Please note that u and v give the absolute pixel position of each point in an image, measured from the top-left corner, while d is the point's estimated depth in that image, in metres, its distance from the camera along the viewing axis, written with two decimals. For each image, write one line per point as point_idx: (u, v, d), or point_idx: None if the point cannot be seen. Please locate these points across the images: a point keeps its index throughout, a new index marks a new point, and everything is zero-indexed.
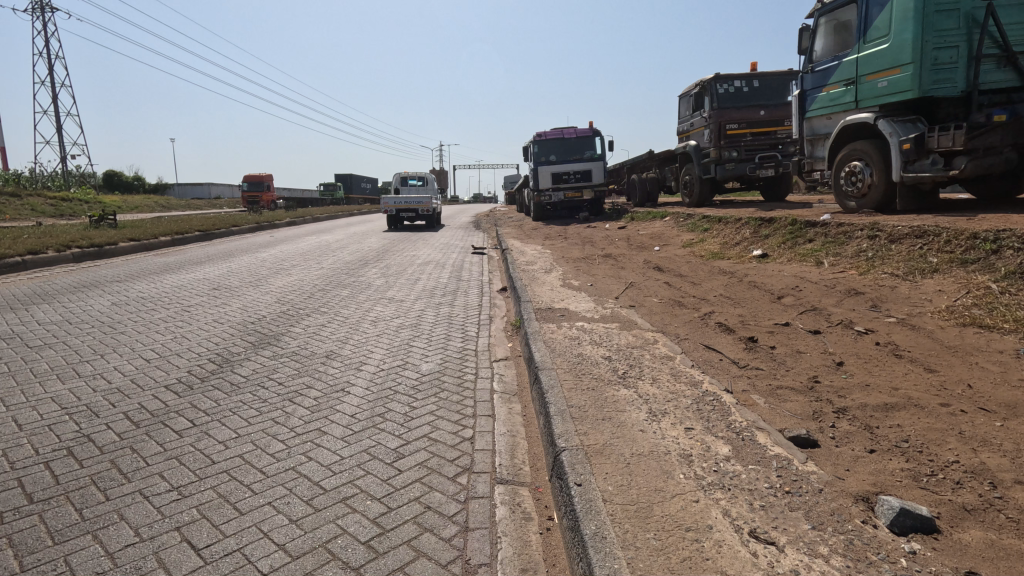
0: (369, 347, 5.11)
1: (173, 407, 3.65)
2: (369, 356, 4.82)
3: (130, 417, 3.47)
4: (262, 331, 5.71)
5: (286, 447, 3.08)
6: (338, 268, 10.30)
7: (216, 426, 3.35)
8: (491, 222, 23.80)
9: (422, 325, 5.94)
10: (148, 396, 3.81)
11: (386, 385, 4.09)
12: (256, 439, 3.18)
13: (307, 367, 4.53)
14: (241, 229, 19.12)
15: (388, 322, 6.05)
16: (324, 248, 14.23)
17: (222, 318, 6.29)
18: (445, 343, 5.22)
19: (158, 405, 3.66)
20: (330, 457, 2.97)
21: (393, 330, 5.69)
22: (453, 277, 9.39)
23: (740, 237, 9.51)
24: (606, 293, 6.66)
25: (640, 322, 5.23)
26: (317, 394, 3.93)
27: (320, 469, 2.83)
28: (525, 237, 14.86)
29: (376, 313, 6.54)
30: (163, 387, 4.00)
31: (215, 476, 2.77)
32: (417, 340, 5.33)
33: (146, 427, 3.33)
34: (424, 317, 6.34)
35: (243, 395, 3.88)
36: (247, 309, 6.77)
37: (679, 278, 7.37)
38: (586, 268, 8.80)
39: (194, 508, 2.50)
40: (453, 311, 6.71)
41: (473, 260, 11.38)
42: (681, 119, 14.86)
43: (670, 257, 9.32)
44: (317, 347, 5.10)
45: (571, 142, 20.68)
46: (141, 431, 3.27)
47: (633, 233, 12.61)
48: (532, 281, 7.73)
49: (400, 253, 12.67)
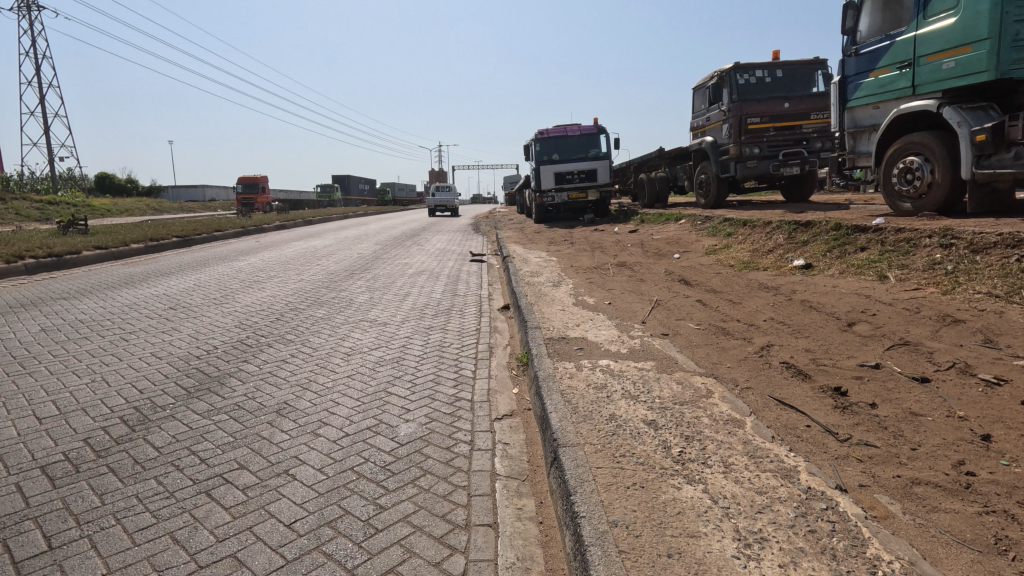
0: (336, 396, 3.97)
1: (59, 491, 2.69)
2: (334, 411, 3.67)
3: (23, 491, 2.69)
4: (205, 368, 4.58)
5: (212, 545, 2.29)
6: (319, 280, 9.19)
7: (128, 509, 2.55)
8: (490, 224, 22.68)
9: (407, 360, 4.82)
10: (32, 473, 2.86)
11: (347, 462, 2.98)
12: (177, 529, 2.39)
13: (247, 430, 3.39)
14: (225, 234, 18.03)
15: (366, 356, 4.92)
16: (309, 255, 13.13)
17: (164, 348, 5.17)
18: (432, 387, 4.11)
19: (39, 490, 2.70)
20: (266, 570, 2.14)
21: (370, 368, 4.60)
22: (448, 290, 8.28)
23: (773, 244, 8.42)
24: (629, 315, 5.57)
25: (680, 359, 4.13)
26: (253, 476, 2.85)
27: None
28: (528, 242, 13.78)
29: (353, 341, 5.41)
30: (43, 467, 2.92)
31: None
32: (399, 384, 4.20)
33: (35, 509, 2.54)
34: (411, 347, 5.24)
35: (158, 472, 2.89)
36: (200, 336, 5.64)
37: (712, 294, 6.28)
38: (601, 280, 7.71)
39: None
40: (445, 338, 5.60)
41: (472, 269, 10.27)
42: (696, 113, 13.75)
43: (694, 267, 8.24)
44: (269, 396, 3.96)
45: (575, 139, 19.56)
46: (28, 516, 2.49)
47: (647, 238, 11.51)
48: (539, 298, 6.63)
49: (392, 262, 11.57)
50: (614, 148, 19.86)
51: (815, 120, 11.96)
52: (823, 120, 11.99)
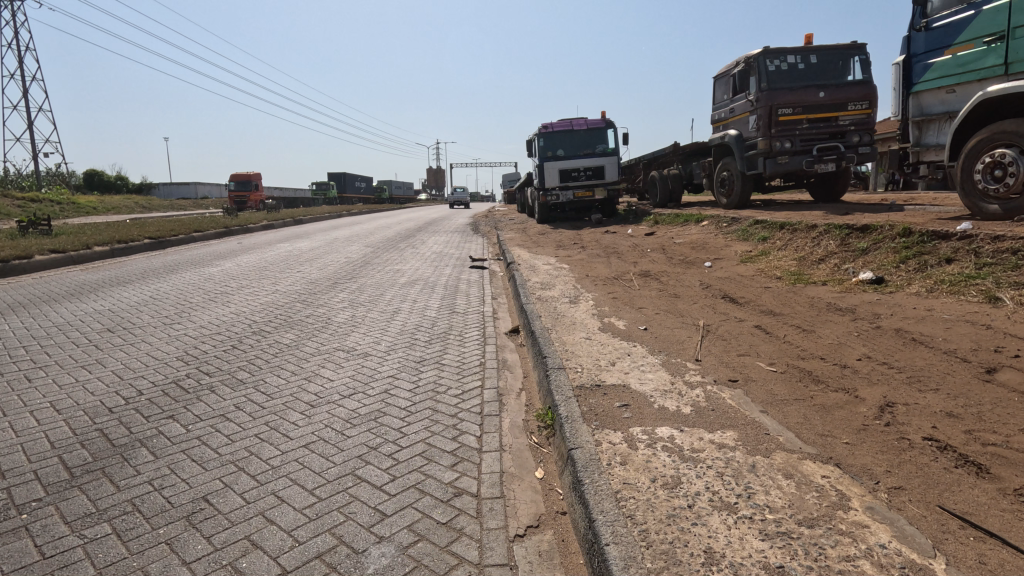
0: (281, 486, 2.75)
1: None
2: (271, 524, 2.46)
3: None
4: (107, 433, 3.30)
5: (272, 467, 2.93)
6: (296, 292, 7.96)
7: (152, 489, 2.69)
8: (491, 225, 21.49)
9: (387, 417, 3.61)
10: None
11: None
12: (240, 461, 2.99)
13: (127, 563, 2.18)
14: (206, 234, 16.77)
15: (331, 411, 3.69)
16: (293, 260, 11.88)
17: (71, 395, 3.92)
18: (421, 471, 2.92)
19: None
20: (313, 483, 2.77)
21: (339, 432, 3.36)
22: (444, 306, 7.08)
23: (823, 251, 7.25)
24: (676, 348, 4.36)
25: (770, 427, 2.94)
26: None
27: (304, 494, 2.68)
28: (533, 246, 12.56)
29: (319, 385, 4.17)
30: None
31: (193, 501, 2.61)
32: (374, 464, 2.98)
33: None
34: (394, 393, 4.03)
35: None
36: (124, 374, 4.39)
37: (771, 317, 5.09)
38: (626, 295, 6.51)
39: (168, 537, 2.35)
40: (440, 378, 4.40)
41: (472, 279, 9.06)
42: (717, 104, 12.56)
43: (732, 279, 7.06)
44: (183, 486, 2.74)
45: (581, 133, 18.34)
46: None
47: (667, 242, 10.32)
48: (555, 320, 5.43)
49: (382, 269, 10.36)
50: (623, 144, 18.66)
51: (853, 111, 10.82)
52: (861, 112, 10.83)
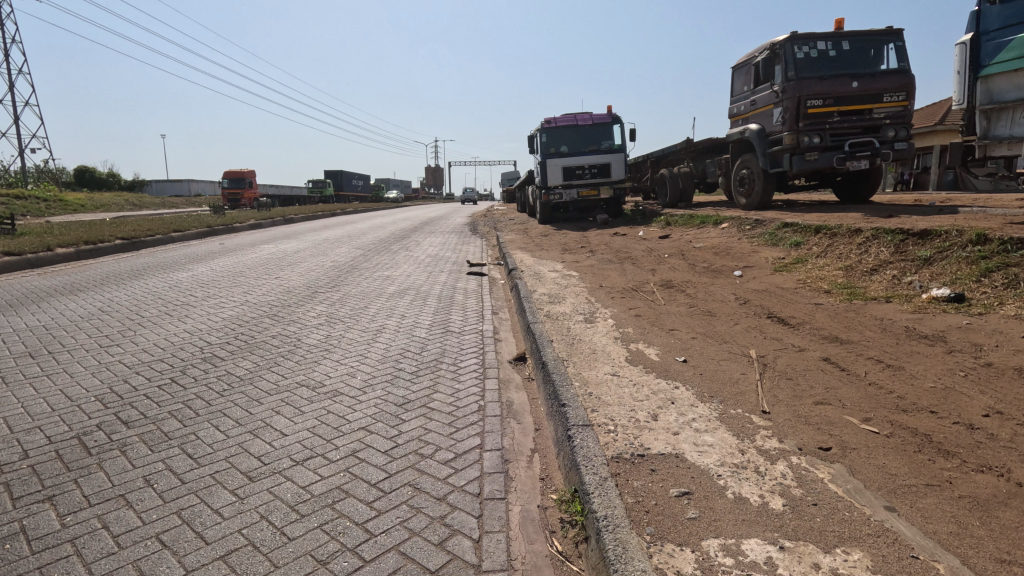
0: (248, 533, 2.92)
1: None
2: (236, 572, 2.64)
3: None
4: (75, 484, 3.37)
5: (258, 477, 3.42)
6: (269, 303, 7.02)
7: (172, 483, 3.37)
8: (490, 225, 20.54)
9: (363, 466, 3.48)
10: None
11: None
12: (228, 472, 3.48)
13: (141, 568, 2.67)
14: (187, 234, 15.78)
15: (290, 496, 3.23)
16: (275, 264, 10.90)
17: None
18: (401, 547, 2.77)
19: None
20: (300, 487, 3.31)
21: (306, 473, 3.44)
22: (436, 321, 6.09)
23: (875, 260, 6.28)
24: (731, 392, 3.38)
25: (911, 543, 1.97)
26: None
27: (290, 499, 3.20)
28: (536, 249, 11.60)
29: (293, 433, 3.91)
30: None
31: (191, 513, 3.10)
32: (337, 532, 2.92)
33: None
34: (365, 463, 3.52)
35: None
36: (62, 431, 3.93)
37: (839, 346, 4.11)
38: (650, 311, 5.53)
39: (176, 540, 2.87)
40: (421, 438, 3.79)
41: (468, 287, 8.07)
42: (737, 96, 11.59)
43: (772, 292, 6.08)
44: (160, 536, 2.91)
45: (585, 129, 17.36)
46: None
47: (685, 247, 9.36)
48: (569, 347, 4.45)
49: (371, 275, 9.36)
50: (629, 140, 17.66)
51: (888, 103, 9.86)
52: (897, 104, 9.87)
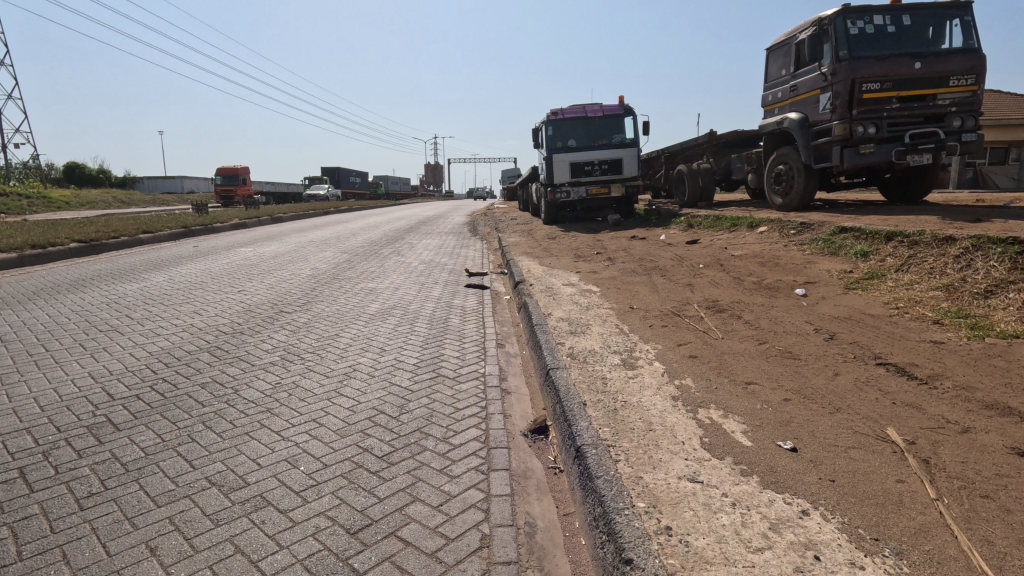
0: None
1: None
2: None
3: None
4: None
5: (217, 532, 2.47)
6: (222, 327, 5.70)
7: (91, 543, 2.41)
8: (492, 225, 19.16)
9: (340, 528, 2.50)
10: None
11: None
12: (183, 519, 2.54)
13: None
14: (160, 236, 14.41)
15: None
16: (245, 271, 9.51)
17: None
18: None
19: None
20: (266, 553, 2.35)
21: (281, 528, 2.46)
22: (423, 357, 4.73)
23: (988, 278, 4.89)
24: (906, 531, 2.01)
25: None
26: None
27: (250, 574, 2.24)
28: (544, 255, 10.22)
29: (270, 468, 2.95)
30: None
31: None
32: None
33: None
34: (324, 552, 2.34)
35: None
36: None
37: (1020, 425, 2.74)
38: (708, 351, 4.16)
39: None
40: (408, 512, 2.59)
41: (466, 305, 6.72)
42: (774, 80, 10.20)
43: (858, 320, 4.71)
44: None
45: (595, 121, 15.97)
46: None
47: (722, 255, 7.99)
48: (611, 415, 3.08)
49: (353, 288, 8.00)
50: (643, 134, 16.26)
51: (955, 88, 8.46)
52: (965, 89, 8.48)
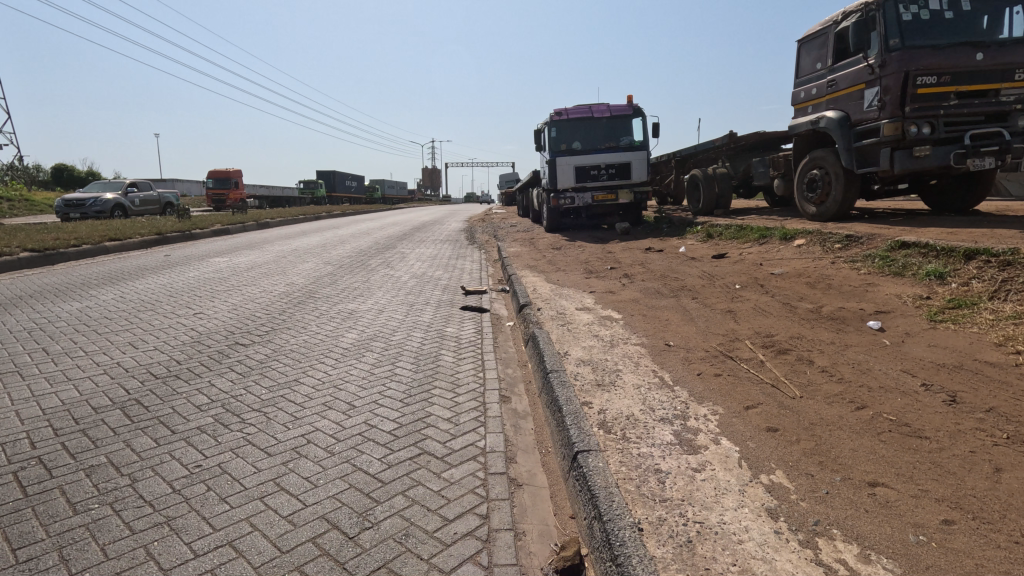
0: None
1: None
2: None
3: None
4: None
5: None
6: (157, 363, 4.67)
7: None
8: (491, 233, 18.05)
9: None
10: None
11: None
12: None
13: None
14: (129, 244, 13.24)
15: None
16: (211, 287, 8.37)
17: None
18: None
19: None
20: None
21: None
22: (401, 419, 3.79)
23: None
24: None
25: None
26: None
27: None
28: (550, 268, 9.11)
29: None
30: None
31: None
32: None
33: None
34: None
35: None
36: None
37: None
38: (791, 419, 3.06)
39: None
40: None
41: (461, 335, 5.61)
42: (809, 75, 9.14)
43: (972, 369, 3.61)
44: None
45: (602, 122, 14.91)
46: None
47: (759, 274, 6.91)
48: (686, 557, 1.97)
49: (330, 310, 6.88)
50: (652, 136, 15.20)
51: (1021, 82, 7.41)
52: None
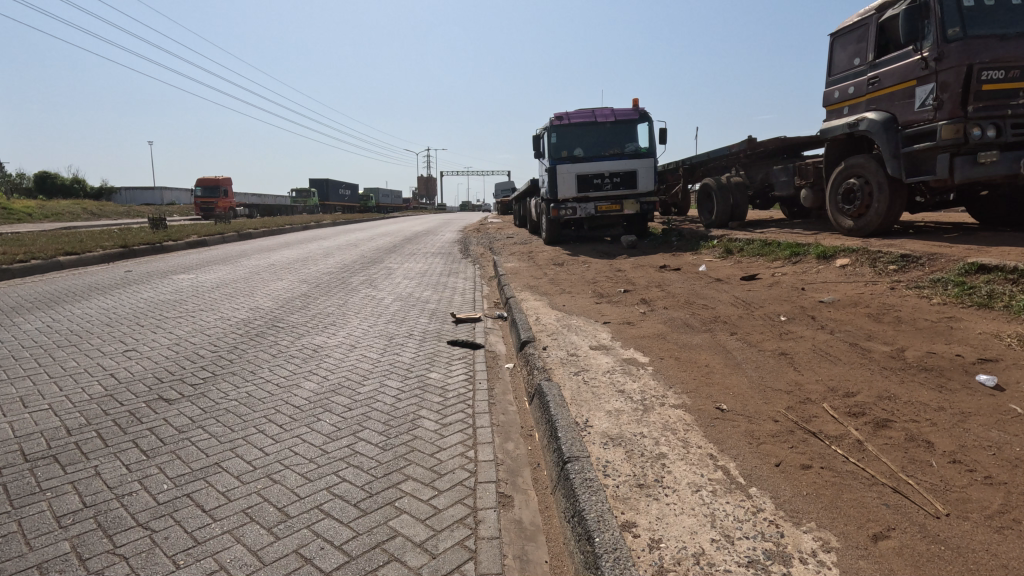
0: None
1: None
2: None
3: None
4: None
5: None
6: (32, 441, 3.58)
7: None
8: (487, 245, 17.00)
9: None
10: None
11: None
12: None
13: None
14: (91, 257, 12.13)
15: None
16: (162, 312, 7.26)
17: None
18: None
19: None
20: None
21: None
22: (361, 519, 2.93)
23: None
24: None
25: None
26: None
27: None
28: (554, 290, 8.02)
29: None
30: None
31: None
32: None
33: None
34: None
35: None
36: None
37: None
38: (954, 568, 1.95)
39: None
40: None
41: (448, 384, 4.49)
42: (845, 73, 8.13)
43: None
44: None
45: (605, 128, 13.90)
46: None
47: (802, 302, 5.84)
48: None
49: (293, 344, 5.75)
50: (659, 143, 14.18)
51: None
52: None
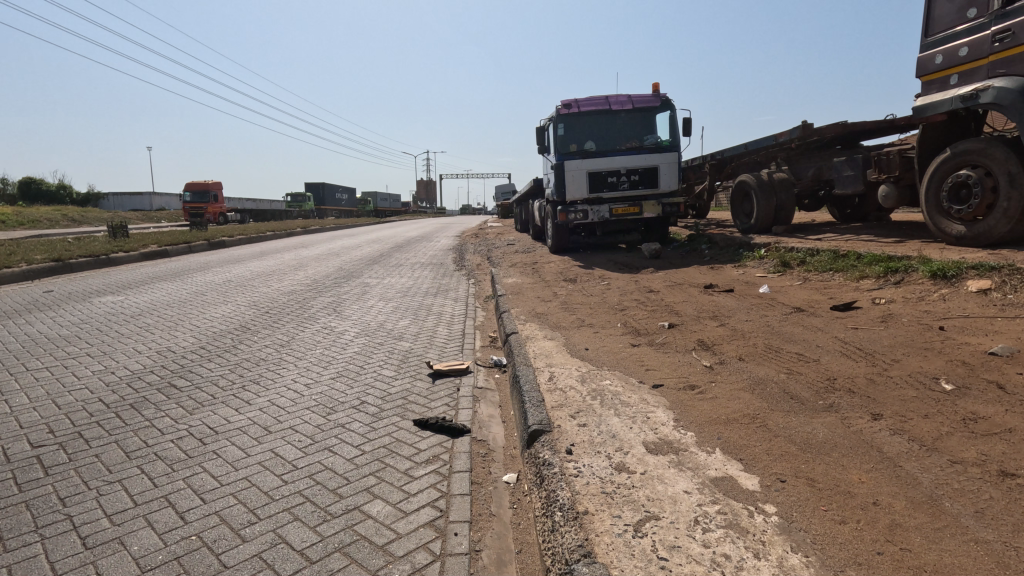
0: None
1: None
2: None
3: None
4: None
5: None
6: None
7: None
8: (485, 254, 15.00)
9: None
10: None
11: None
12: None
13: None
14: (12, 274, 10.19)
15: None
16: (30, 359, 5.28)
17: None
18: None
19: None
20: None
21: None
22: None
23: None
24: None
25: None
26: None
27: None
28: (569, 320, 6.00)
29: None
30: None
31: None
32: None
33: None
34: None
35: None
36: None
37: None
38: None
39: None
40: None
41: (393, 545, 2.36)
42: (952, 32, 6.15)
43: None
44: None
45: (621, 117, 11.91)
46: None
47: (954, 351, 3.83)
48: None
49: (177, 422, 3.74)
50: (683, 135, 12.18)
51: None
52: None
